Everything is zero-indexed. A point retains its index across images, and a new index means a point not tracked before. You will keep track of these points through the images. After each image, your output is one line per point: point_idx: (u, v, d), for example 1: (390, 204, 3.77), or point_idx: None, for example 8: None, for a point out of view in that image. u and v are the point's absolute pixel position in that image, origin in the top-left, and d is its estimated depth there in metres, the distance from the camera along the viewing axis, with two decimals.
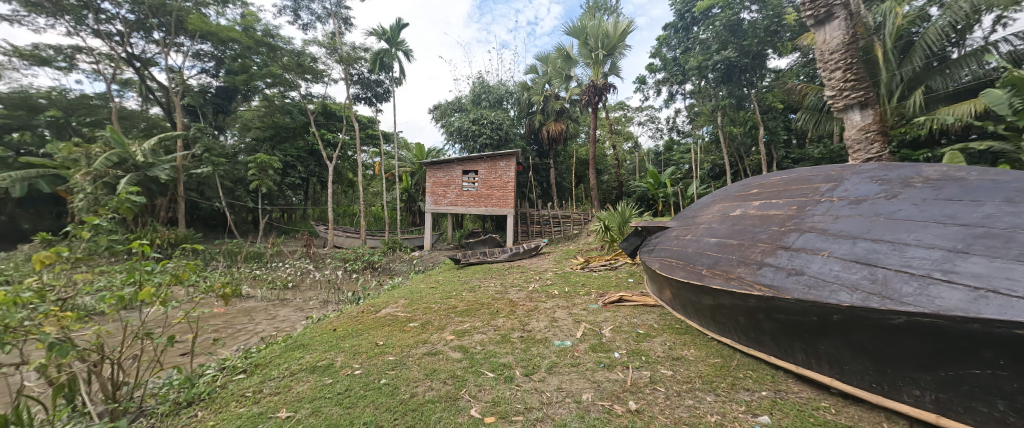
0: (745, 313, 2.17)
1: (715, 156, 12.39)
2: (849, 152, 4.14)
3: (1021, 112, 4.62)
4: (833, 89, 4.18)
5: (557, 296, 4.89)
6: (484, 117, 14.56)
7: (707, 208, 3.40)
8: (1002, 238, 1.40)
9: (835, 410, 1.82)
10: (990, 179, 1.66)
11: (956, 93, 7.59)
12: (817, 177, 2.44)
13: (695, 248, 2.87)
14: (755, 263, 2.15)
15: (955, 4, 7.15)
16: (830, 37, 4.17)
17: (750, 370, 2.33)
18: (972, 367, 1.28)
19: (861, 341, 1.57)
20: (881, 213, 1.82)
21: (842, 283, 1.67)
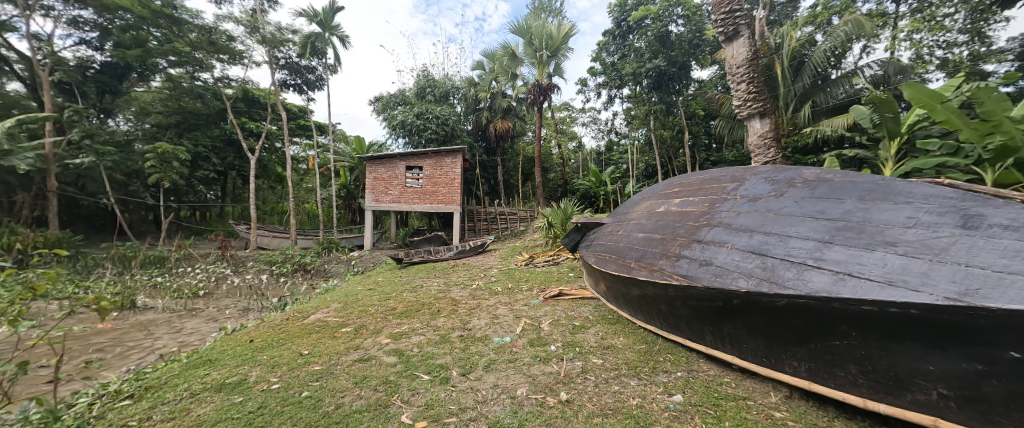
0: (665, 302, 2.37)
1: (648, 157, 13.34)
2: (752, 156, 4.72)
3: (878, 126, 5.63)
4: (739, 99, 4.72)
5: (500, 293, 4.92)
6: (427, 112, 14.11)
7: (637, 205, 3.64)
8: (856, 230, 1.66)
9: (736, 385, 2.06)
10: (850, 180, 1.96)
11: (834, 108, 8.98)
12: (725, 177, 2.72)
13: (626, 242, 3.07)
14: (674, 256, 2.35)
15: (835, 32, 8.46)
16: (737, 53, 4.69)
17: (669, 354, 2.54)
18: (832, 339, 1.51)
19: (755, 321, 1.79)
20: (772, 209, 2.08)
21: (741, 271, 1.88)
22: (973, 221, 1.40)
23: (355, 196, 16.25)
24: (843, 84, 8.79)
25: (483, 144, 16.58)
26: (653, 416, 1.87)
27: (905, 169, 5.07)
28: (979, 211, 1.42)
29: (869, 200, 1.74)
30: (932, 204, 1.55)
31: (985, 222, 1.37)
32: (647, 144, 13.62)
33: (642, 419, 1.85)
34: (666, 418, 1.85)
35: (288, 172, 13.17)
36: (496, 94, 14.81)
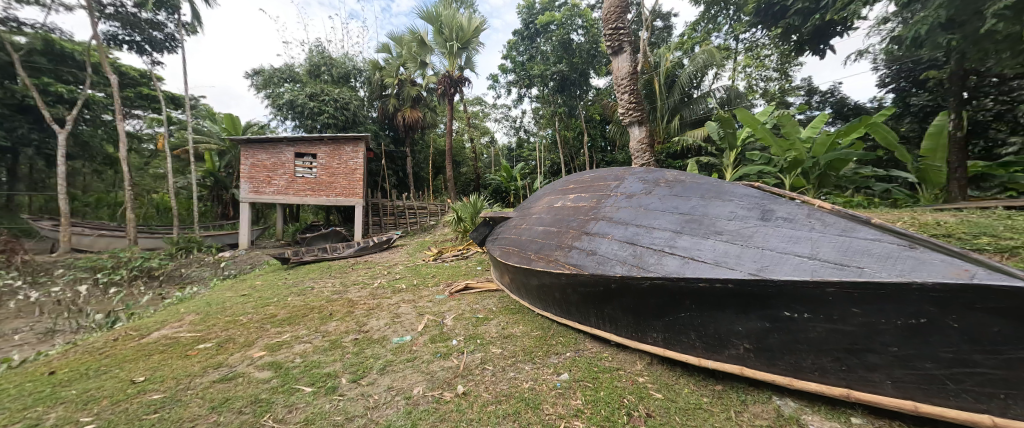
0: (558, 290, 2.58)
1: (553, 155, 14.14)
2: (632, 158, 5.42)
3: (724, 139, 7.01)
4: (623, 108, 5.34)
5: (404, 290, 4.69)
6: (321, 93, 12.57)
7: (538, 200, 3.83)
8: (699, 222, 2.02)
9: (612, 358, 2.34)
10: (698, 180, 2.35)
11: (695, 121, 10.79)
12: (609, 176, 3.02)
13: (528, 235, 3.24)
14: (567, 247, 2.56)
15: (696, 58, 10.19)
16: (621, 66, 5.28)
17: (561, 337, 2.77)
18: (679, 312, 1.83)
19: (627, 301, 2.06)
20: (642, 205, 2.39)
21: (617, 259, 2.14)
22: (769, 214, 1.81)
23: (226, 185, 13.60)
24: (702, 102, 10.64)
25: (389, 133, 15.47)
26: (541, 396, 2.01)
27: (742, 173, 6.43)
28: (773, 206, 1.85)
29: (708, 198, 2.12)
30: (747, 201, 1.96)
31: (776, 214, 1.79)
32: (552, 143, 14.44)
33: (532, 401, 1.97)
34: (553, 396, 2.01)
35: (122, 153, 10.28)
36: (404, 81, 13.93)
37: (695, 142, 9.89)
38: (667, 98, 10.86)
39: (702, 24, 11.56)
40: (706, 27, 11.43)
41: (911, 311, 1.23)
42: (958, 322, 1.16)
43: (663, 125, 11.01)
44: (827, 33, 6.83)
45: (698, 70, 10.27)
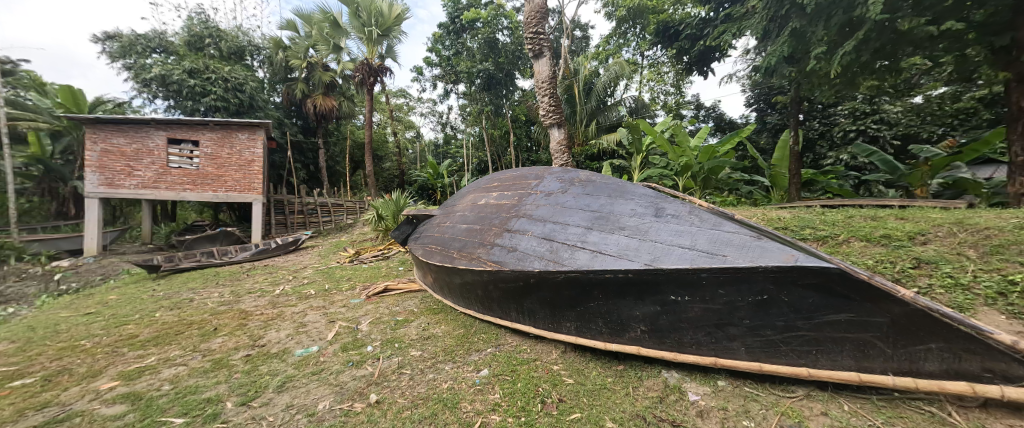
0: (481, 287, 2.59)
1: (480, 153, 14.06)
2: (552, 159, 5.66)
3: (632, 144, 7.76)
4: (544, 110, 5.55)
5: (313, 296, 4.23)
6: (204, 70, 10.64)
7: (462, 198, 3.75)
8: (606, 218, 2.19)
9: (531, 350, 2.42)
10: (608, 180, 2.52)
11: (609, 126, 11.74)
12: (531, 175, 3.08)
13: (451, 233, 3.17)
14: (489, 244, 2.57)
15: (610, 68, 11.10)
16: (541, 70, 5.50)
17: (483, 334, 2.77)
18: (589, 301, 1.98)
19: (545, 294, 2.16)
20: (560, 203, 2.51)
21: (536, 254, 2.22)
22: (662, 210, 2.05)
23: (66, 177, 10.71)
24: (614, 110, 11.62)
25: (296, 121, 13.81)
26: (460, 395, 2.00)
27: (647, 175, 7.19)
28: (665, 204, 2.09)
29: (614, 197, 2.31)
30: (647, 200, 2.17)
31: (668, 212, 2.01)
32: (479, 141, 14.35)
33: (450, 400, 1.95)
34: (472, 393, 2.01)
35: None
36: (313, 65, 12.55)
37: (610, 145, 10.76)
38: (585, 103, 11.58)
39: (614, 38, 12.61)
40: (617, 42, 12.51)
41: (758, 289, 1.51)
42: (788, 296, 1.47)
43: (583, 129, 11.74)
44: (708, 58, 8.01)
45: (611, 80, 11.18)
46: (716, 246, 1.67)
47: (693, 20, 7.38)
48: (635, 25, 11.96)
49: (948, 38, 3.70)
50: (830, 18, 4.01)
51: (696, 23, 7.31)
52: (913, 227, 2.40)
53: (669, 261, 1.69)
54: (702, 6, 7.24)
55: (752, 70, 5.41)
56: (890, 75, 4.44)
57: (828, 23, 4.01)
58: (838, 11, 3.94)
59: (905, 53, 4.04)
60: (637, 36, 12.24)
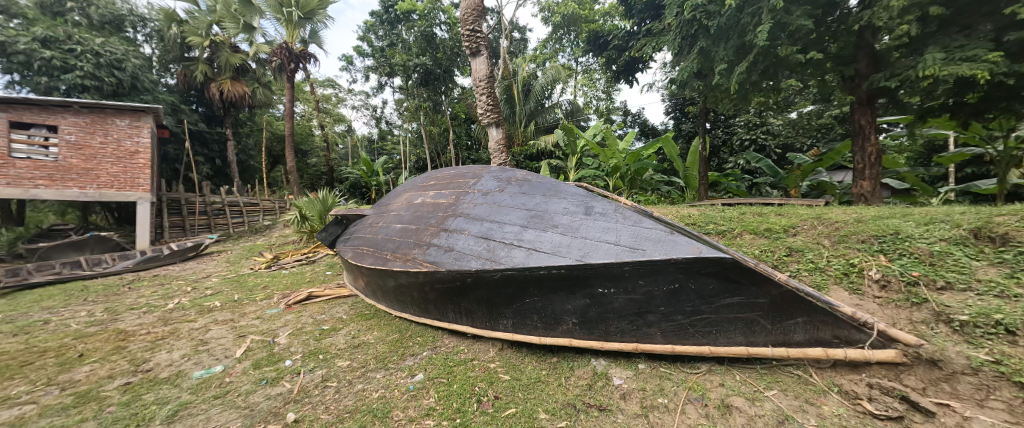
0: (416, 289, 2.49)
1: (418, 150, 13.50)
2: (491, 158, 5.62)
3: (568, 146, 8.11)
4: (483, 108, 5.53)
5: (219, 309, 3.71)
6: (65, 39, 8.67)
7: (397, 196, 3.56)
8: (541, 217, 2.20)
9: (468, 349, 2.40)
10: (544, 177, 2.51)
11: (548, 128, 12.11)
12: (468, 173, 3.00)
13: (385, 233, 3.00)
14: (425, 244, 2.49)
15: (547, 71, 11.41)
16: (479, 68, 5.48)
17: (419, 337, 2.68)
18: (525, 298, 2.02)
19: (482, 293, 2.15)
20: (496, 201, 2.47)
21: (473, 253, 2.18)
22: (592, 208, 2.09)
23: None
24: (551, 112, 11.99)
25: (197, 108, 11.95)
26: (393, 403, 1.91)
27: (581, 175, 7.55)
28: (594, 202, 2.13)
29: (548, 195, 2.32)
30: (581, 197, 2.20)
31: (597, 209, 2.07)
32: (417, 137, 13.77)
33: (382, 410, 1.85)
34: (404, 400, 1.93)
35: None
36: (219, 44, 10.96)
37: (549, 146, 11.08)
38: (524, 104, 11.77)
39: (550, 43, 13.03)
40: (553, 46, 12.95)
41: (671, 278, 1.67)
42: (695, 284, 1.65)
43: (522, 129, 11.93)
44: (634, 68, 8.65)
45: (549, 83, 11.50)
46: (638, 241, 1.78)
47: (619, 32, 7.94)
48: (569, 32, 12.51)
49: (814, 64, 4.48)
50: (729, 40, 4.59)
51: (623, 35, 7.85)
52: (789, 220, 2.83)
53: (597, 257, 1.78)
54: (627, 20, 7.81)
55: (669, 82, 5.98)
56: (774, 93, 5.23)
57: (727, 45, 4.59)
58: (735, 35, 4.54)
59: (783, 75, 4.80)
60: (572, 42, 12.79)
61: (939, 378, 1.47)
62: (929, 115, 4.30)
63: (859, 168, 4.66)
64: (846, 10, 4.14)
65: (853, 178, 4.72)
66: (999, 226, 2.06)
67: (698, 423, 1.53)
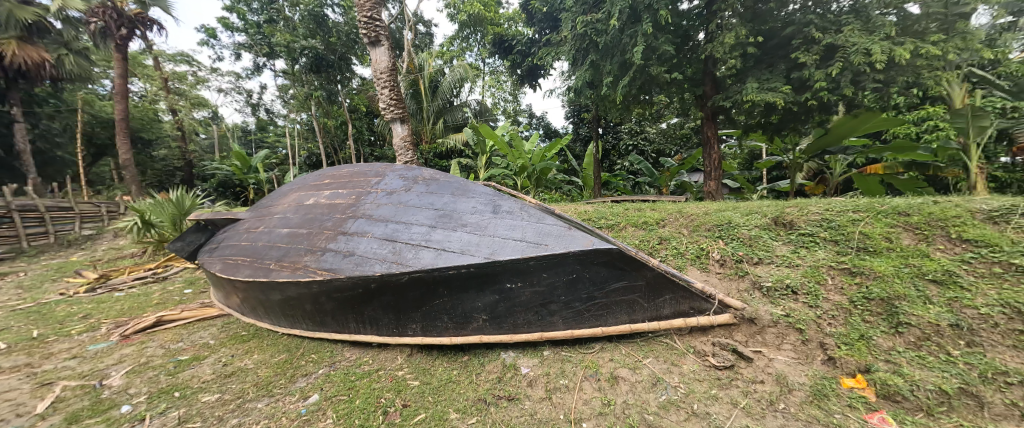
0: (310, 300, 2.24)
1: (311, 144, 12.01)
2: (396, 156, 5.31)
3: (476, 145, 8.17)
4: (385, 103, 5.20)
5: (5, 353, 2.71)
6: None
7: (283, 197, 3.12)
8: (450, 216, 2.15)
9: (372, 360, 2.25)
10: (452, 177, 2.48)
11: (456, 126, 12.03)
12: (370, 171, 2.79)
13: (267, 240, 2.62)
14: (319, 250, 2.25)
15: (455, 69, 11.26)
16: (380, 60, 5.14)
17: (313, 354, 2.41)
18: (435, 299, 1.99)
19: (388, 299, 2.05)
20: (402, 202, 2.35)
21: (377, 257, 2.06)
22: (499, 207, 2.11)
23: None
24: (459, 110, 11.91)
25: None
26: None
27: (490, 174, 7.63)
28: (501, 201, 2.16)
29: (457, 195, 2.28)
30: (490, 196, 2.23)
31: (504, 207, 2.13)
32: (308, 130, 12.23)
33: None
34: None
35: None
36: None
37: (458, 145, 10.94)
38: (431, 101, 11.50)
39: (457, 41, 12.93)
40: (460, 45, 12.93)
41: (570, 269, 1.83)
42: (590, 273, 1.84)
43: (430, 126, 11.61)
44: (536, 74, 9.09)
45: (457, 81, 11.38)
46: (541, 237, 1.88)
47: (522, 38, 8.29)
48: (475, 32, 12.61)
49: (676, 84, 5.35)
50: (614, 57, 5.19)
51: (526, 41, 8.22)
52: (660, 212, 3.29)
53: (505, 254, 1.84)
54: (530, 28, 8.28)
55: (567, 89, 6.45)
56: (649, 105, 6.08)
57: (612, 60, 5.18)
58: (618, 53, 5.14)
59: (655, 90, 5.62)
60: (478, 42, 12.90)
61: (755, 332, 1.93)
62: (752, 130, 5.55)
63: (708, 170, 5.77)
64: (696, 41, 5.06)
65: (704, 178, 5.82)
66: (787, 214, 2.58)
67: (592, 396, 1.72)
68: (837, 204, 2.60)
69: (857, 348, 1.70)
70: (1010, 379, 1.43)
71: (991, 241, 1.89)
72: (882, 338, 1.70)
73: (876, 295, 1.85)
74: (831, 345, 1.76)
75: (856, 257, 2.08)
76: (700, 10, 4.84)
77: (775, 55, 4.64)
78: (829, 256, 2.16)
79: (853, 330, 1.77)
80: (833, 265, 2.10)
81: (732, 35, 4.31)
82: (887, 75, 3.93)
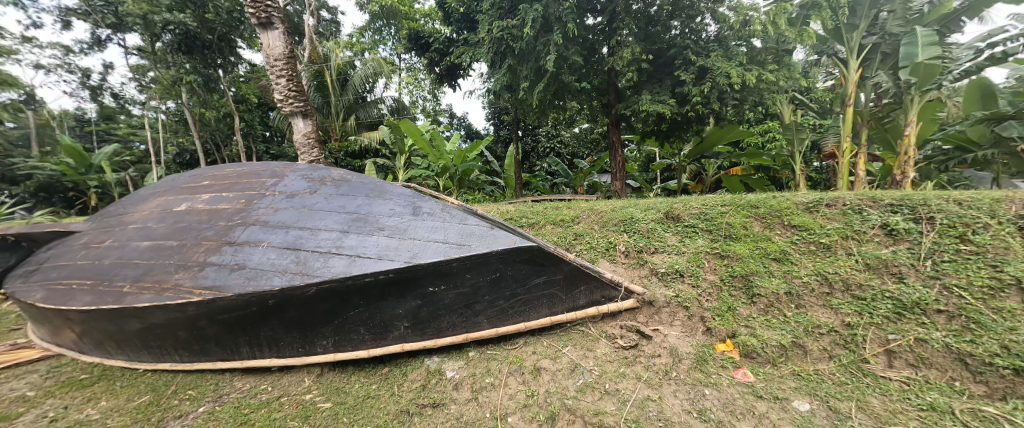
0: (185, 326, 1.90)
1: (184, 139, 10.03)
2: (298, 154, 4.76)
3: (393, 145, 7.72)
4: (281, 94, 4.62)
5: None
6: None
7: (141, 203, 2.57)
8: (364, 220, 2.02)
9: (272, 387, 1.99)
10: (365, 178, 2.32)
11: (370, 123, 11.29)
12: (265, 171, 2.47)
13: (120, 257, 2.13)
14: (197, 265, 1.92)
15: (367, 62, 10.48)
16: (273, 44, 4.56)
17: (191, 388, 2.04)
18: (348, 311, 1.86)
19: (291, 315, 1.85)
20: (307, 205, 2.13)
21: (275, 269, 1.83)
22: (418, 209, 2.05)
23: None
24: (374, 106, 11.17)
25: None
26: None
27: (410, 175, 7.25)
28: (422, 202, 2.10)
29: (372, 196, 2.15)
30: (407, 198, 2.13)
31: (423, 209, 2.06)
32: (180, 122, 10.18)
33: None
34: None
35: None
36: None
37: (372, 144, 10.17)
38: (341, 95, 10.53)
39: (368, 33, 12.12)
40: (372, 37, 12.15)
41: (493, 268, 1.87)
42: (512, 271, 1.91)
43: (339, 123, 10.64)
44: (455, 74, 8.93)
45: (370, 75, 10.62)
46: (464, 238, 1.88)
47: (440, 36, 8.10)
48: (389, 25, 11.98)
49: (586, 92, 5.78)
50: (530, 62, 5.40)
51: (443, 40, 8.09)
52: (574, 210, 3.52)
53: (426, 257, 1.79)
54: (448, 28, 8.19)
55: (487, 91, 6.46)
56: (563, 110, 6.45)
57: (528, 66, 5.38)
58: (533, 59, 5.36)
59: (568, 97, 5.99)
60: (393, 36, 12.27)
61: (653, 313, 2.21)
62: (648, 136, 6.33)
63: (615, 171, 6.37)
64: (601, 54, 5.56)
65: (611, 179, 6.41)
66: (675, 209, 2.97)
67: (517, 390, 1.79)
68: (711, 200, 3.07)
69: (726, 318, 2.06)
70: (822, 330, 1.88)
71: (810, 225, 2.45)
72: (743, 308, 2.10)
73: (738, 272, 2.27)
74: (708, 318, 2.10)
75: (724, 243, 2.51)
76: (603, 26, 5.34)
77: (662, 72, 5.36)
78: (706, 244, 2.57)
79: (723, 303, 2.14)
80: (709, 251, 2.50)
81: (628, 51, 4.85)
82: (743, 95, 4.82)
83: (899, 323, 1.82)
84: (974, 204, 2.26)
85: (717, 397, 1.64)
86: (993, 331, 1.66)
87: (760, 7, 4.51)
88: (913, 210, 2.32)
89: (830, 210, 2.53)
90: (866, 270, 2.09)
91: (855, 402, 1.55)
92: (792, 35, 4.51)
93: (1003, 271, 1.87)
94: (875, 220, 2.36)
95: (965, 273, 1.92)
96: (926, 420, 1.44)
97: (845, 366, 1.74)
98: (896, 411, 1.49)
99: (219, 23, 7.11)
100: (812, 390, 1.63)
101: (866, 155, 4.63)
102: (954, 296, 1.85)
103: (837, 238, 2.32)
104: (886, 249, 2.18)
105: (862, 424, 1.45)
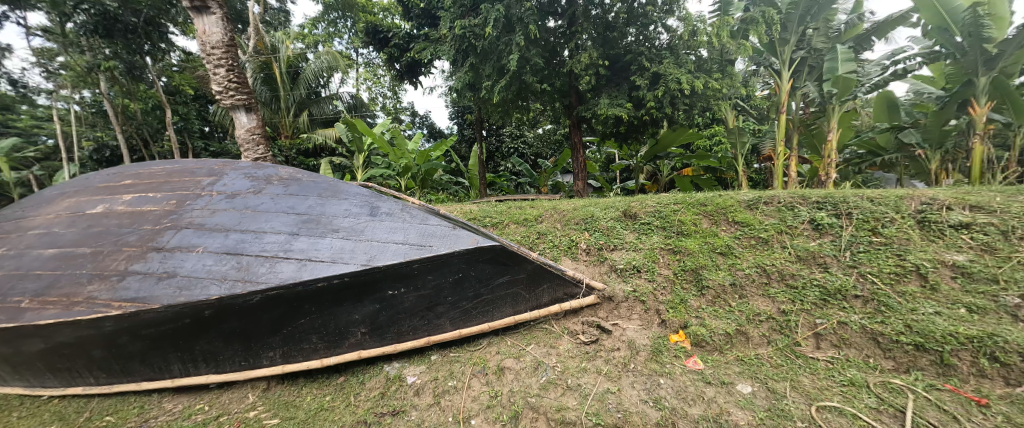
0: (102, 343, 1.67)
1: (104, 133, 8.83)
2: (241, 150, 4.39)
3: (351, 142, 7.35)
4: (220, 85, 4.22)
5: None
6: None
7: (45, 205, 2.23)
8: (315, 221, 1.89)
9: (209, 406, 1.81)
10: (317, 178, 2.16)
11: (325, 120, 10.66)
12: (200, 169, 2.24)
13: (18, 268, 1.84)
14: (117, 274, 1.70)
15: (321, 56, 9.90)
16: (209, 30, 4.15)
17: (111, 415, 1.80)
18: (298, 319, 1.73)
19: (231, 327, 1.69)
20: (250, 206, 1.96)
21: (212, 276, 1.67)
22: (377, 209, 1.97)
23: None
24: (329, 102, 10.57)
25: None
26: None
27: (370, 174, 6.93)
28: (379, 203, 2.01)
29: (325, 196, 2.03)
30: (364, 200, 2.01)
31: (381, 210, 1.97)
32: (97, 114, 8.96)
33: None
34: None
35: None
36: None
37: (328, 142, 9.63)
38: (291, 89, 9.86)
39: (322, 24, 11.52)
40: (326, 29, 11.56)
41: (456, 269, 1.84)
42: (475, 271, 1.88)
43: (290, 119, 10.00)
44: (416, 71, 8.64)
45: (323, 70, 10.01)
46: (425, 238, 1.82)
47: (400, 31, 7.83)
48: (344, 17, 11.46)
49: (548, 93, 5.85)
50: (491, 61, 5.37)
51: (403, 36, 7.84)
52: (538, 210, 3.54)
53: (384, 259, 1.72)
54: (408, 23, 7.94)
55: (449, 89, 6.32)
56: (526, 111, 6.50)
57: (490, 64, 5.34)
58: (495, 58, 5.33)
59: (530, 98, 6.04)
60: (349, 30, 11.75)
61: (613, 307, 2.29)
62: (608, 137, 6.56)
63: (577, 172, 6.54)
64: (562, 57, 5.64)
65: (574, 179, 6.58)
66: (633, 207, 3.08)
67: (480, 392, 1.77)
68: (664, 199, 3.21)
69: (679, 310, 2.19)
70: (760, 317, 2.06)
71: (750, 221, 2.65)
72: (693, 300, 2.24)
73: (688, 267, 2.41)
74: (662, 310, 2.22)
75: (676, 239, 2.66)
76: (563, 29, 5.47)
77: (620, 76, 5.58)
78: (660, 240, 2.70)
79: (676, 296, 2.27)
80: (663, 246, 2.63)
81: (586, 55, 5.00)
82: (693, 100, 5.14)
83: (825, 309, 2.03)
84: (883, 201, 2.57)
85: (671, 386, 1.73)
86: (898, 313, 1.90)
87: (706, 19, 4.83)
88: (835, 207, 2.60)
89: (767, 207, 2.76)
90: (797, 262, 2.30)
91: (789, 382, 1.69)
92: (734, 47, 4.89)
93: (906, 259, 2.15)
94: (804, 216, 2.61)
95: (876, 261, 2.19)
96: (847, 394, 1.60)
97: (781, 349, 1.91)
98: (822, 388, 1.65)
99: (146, 6, 6.37)
100: (752, 373, 1.77)
101: (797, 157, 5.09)
102: (868, 282, 2.09)
103: (772, 233, 2.54)
104: (814, 242, 2.42)
105: (795, 401, 1.58)
